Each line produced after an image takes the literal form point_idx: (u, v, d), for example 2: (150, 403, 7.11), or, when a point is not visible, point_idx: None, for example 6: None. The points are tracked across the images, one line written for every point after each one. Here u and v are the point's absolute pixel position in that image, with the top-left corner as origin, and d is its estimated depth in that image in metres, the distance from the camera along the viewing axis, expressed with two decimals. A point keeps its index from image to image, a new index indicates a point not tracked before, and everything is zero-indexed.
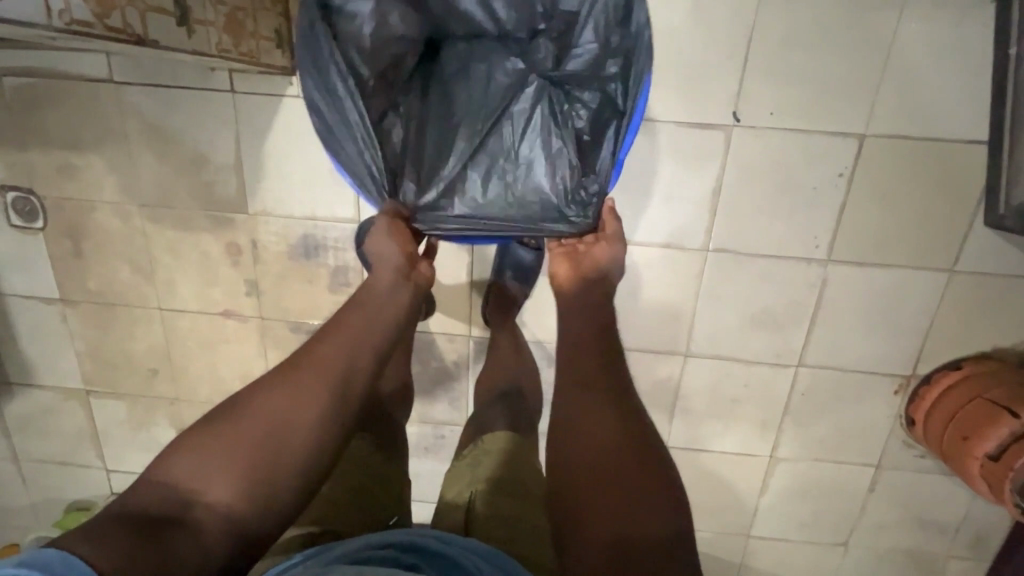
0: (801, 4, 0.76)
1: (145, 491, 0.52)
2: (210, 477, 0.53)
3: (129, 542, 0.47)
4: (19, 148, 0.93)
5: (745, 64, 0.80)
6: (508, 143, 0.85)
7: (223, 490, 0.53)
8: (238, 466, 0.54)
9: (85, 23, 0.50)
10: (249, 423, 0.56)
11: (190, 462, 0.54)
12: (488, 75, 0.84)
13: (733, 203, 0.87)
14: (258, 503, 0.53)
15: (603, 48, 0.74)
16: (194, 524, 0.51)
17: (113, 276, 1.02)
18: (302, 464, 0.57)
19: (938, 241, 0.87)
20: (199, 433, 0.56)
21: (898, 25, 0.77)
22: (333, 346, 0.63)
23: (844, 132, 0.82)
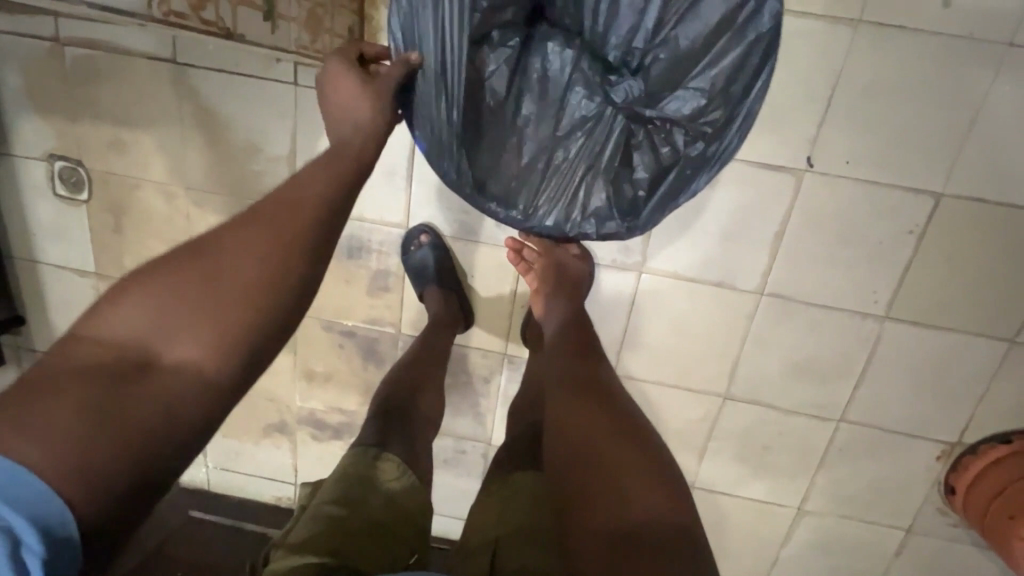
0: (893, 53, 0.73)
1: (79, 347, 0.45)
2: (174, 330, 0.46)
3: (77, 407, 0.41)
4: (72, 119, 0.92)
5: (827, 110, 0.77)
6: (554, 152, 0.80)
7: (191, 346, 0.46)
8: (203, 315, 0.47)
9: (180, 14, 0.52)
10: (215, 271, 0.49)
11: (144, 309, 0.47)
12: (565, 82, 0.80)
13: (794, 248, 0.84)
14: (232, 362, 0.47)
15: (708, 102, 0.70)
16: (149, 390, 0.44)
17: (150, 255, 1.00)
18: (284, 300, 0.50)
19: (1003, 309, 0.84)
20: (149, 281, 0.48)
21: (992, 85, 0.74)
22: (312, 190, 0.55)
23: (920, 189, 0.79)
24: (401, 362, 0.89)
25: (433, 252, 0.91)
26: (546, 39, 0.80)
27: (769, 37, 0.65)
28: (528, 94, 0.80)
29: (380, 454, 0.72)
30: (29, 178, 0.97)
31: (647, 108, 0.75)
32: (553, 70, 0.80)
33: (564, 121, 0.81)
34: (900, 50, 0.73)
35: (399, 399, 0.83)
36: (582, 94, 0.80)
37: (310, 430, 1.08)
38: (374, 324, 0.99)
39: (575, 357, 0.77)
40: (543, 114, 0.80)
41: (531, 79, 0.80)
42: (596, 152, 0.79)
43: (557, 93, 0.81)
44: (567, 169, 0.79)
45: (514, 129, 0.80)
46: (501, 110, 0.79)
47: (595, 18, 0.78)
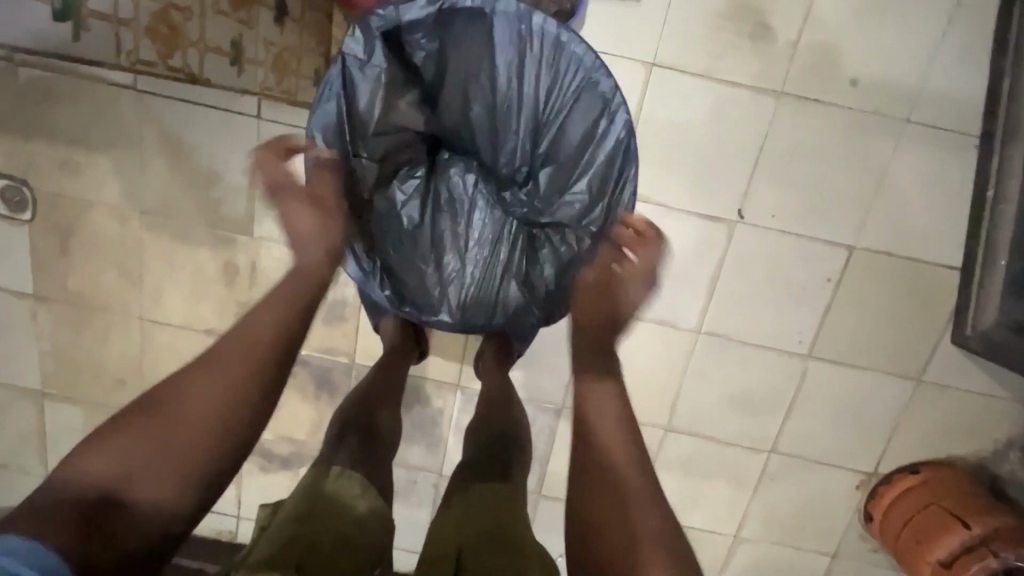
0: (812, 121, 0.83)
1: (65, 483, 0.45)
2: (154, 443, 0.47)
3: (79, 509, 0.43)
4: (21, 138, 0.90)
5: (756, 169, 0.85)
6: (472, 265, 0.85)
7: (172, 457, 0.48)
8: (174, 455, 0.47)
9: (148, 61, 0.68)
10: (187, 392, 0.50)
11: (126, 448, 0.47)
12: (468, 199, 0.86)
13: (728, 290, 0.91)
14: (216, 464, 0.49)
15: (593, 200, 0.76)
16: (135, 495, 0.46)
17: (96, 279, 0.98)
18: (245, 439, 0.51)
19: (909, 350, 0.93)
20: (133, 408, 0.49)
21: (894, 153, 0.84)
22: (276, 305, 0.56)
23: (835, 242, 0.88)
24: (362, 383, 0.85)
25: None
26: (448, 166, 0.85)
27: (627, 137, 0.69)
28: (438, 215, 0.85)
29: (347, 474, 0.66)
30: None
31: (541, 214, 0.82)
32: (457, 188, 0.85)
33: (471, 231, 0.86)
34: (818, 118, 0.83)
35: (357, 412, 0.79)
36: (482, 208, 0.86)
37: (257, 461, 1.06)
38: (327, 354, 0.99)
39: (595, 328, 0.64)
40: (455, 229, 0.86)
41: (440, 203, 0.85)
42: (500, 258, 0.85)
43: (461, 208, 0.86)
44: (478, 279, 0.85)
45: (430, 246, 0.84)
46: (414, 231, 0.83)
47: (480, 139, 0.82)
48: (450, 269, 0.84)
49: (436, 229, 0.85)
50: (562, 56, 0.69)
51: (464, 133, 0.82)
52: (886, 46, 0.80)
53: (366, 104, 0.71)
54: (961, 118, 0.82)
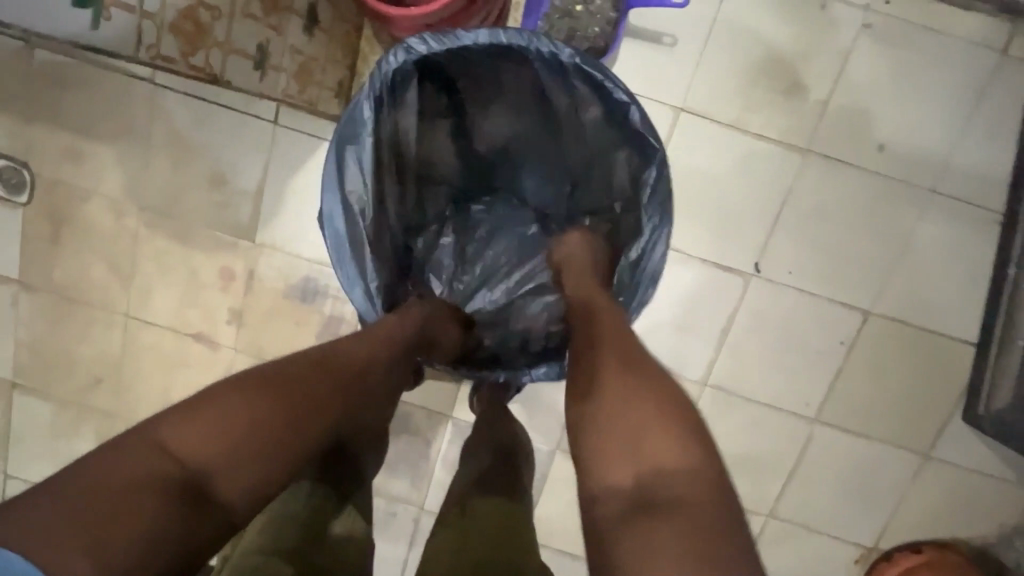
0: (836, 182, 0.82)
1: (139, 457, 0.39)
2: (231, 464, 0.42)
3: (135, 518, 0.36)
4: (27, 121, 0.88)
5: (775, 223, 0.84)
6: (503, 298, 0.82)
7: (240, 484, 0.42)
8: (263, 452, 0.43)
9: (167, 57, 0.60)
10: (274, 409, 0.45)
11: (216, 427, 0.42)
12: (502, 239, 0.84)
13: (738, 344, 0.88)
14: (262, 504, 0.44)
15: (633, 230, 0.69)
16: (195, 520, 0.39)
17: (86, 272, 0.94)
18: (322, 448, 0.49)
19: (918, 424, 0.90)
20: (207, 403, 0.43)
21: (916, 221, 0.82)
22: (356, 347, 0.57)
23: (851, 305, 0.86)
24: None
25: None
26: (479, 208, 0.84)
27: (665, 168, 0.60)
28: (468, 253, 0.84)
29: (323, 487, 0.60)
30: None
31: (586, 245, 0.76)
32: (496, 222, 0.84)
33: (512, 264, 0.83)
34: (843, 179, 0.81)
35: None
36: (526, 235, 0.83)
37: None
38: None
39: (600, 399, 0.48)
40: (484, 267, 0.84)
41: (471, 241, 0.84)
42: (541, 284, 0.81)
43: (503, 241, 0.84)
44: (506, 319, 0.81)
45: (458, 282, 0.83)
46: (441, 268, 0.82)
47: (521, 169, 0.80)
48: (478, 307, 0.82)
49: (463, 269, 0.84)
50: (593, 98, 0.64)
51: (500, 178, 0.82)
52: (916, 115, 0.79)
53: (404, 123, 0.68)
54: (985, 193, 0.81)
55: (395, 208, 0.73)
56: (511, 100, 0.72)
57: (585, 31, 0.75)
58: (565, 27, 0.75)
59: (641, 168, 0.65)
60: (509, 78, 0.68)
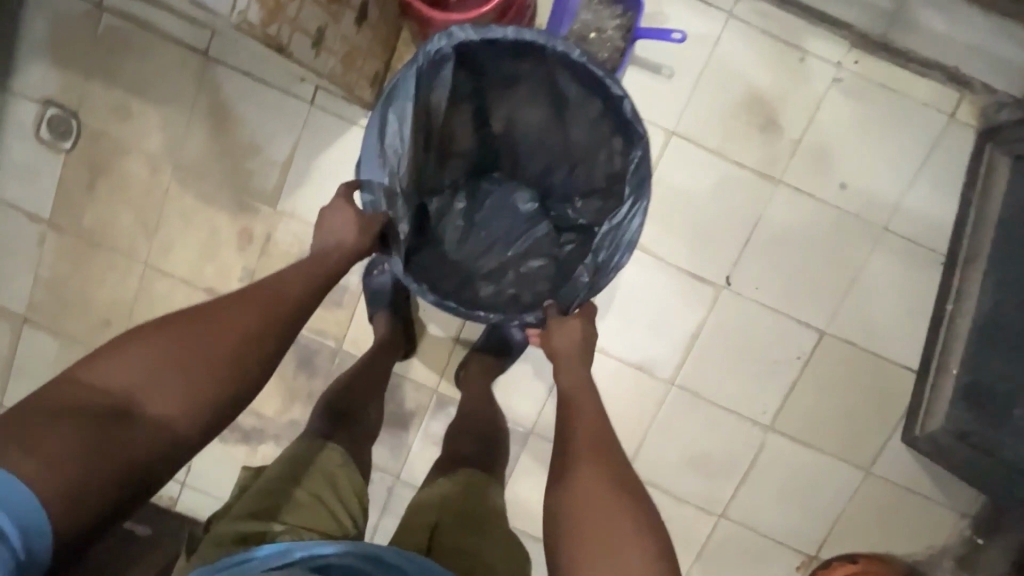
0: (802, 212, 0.92)
1: (75, 390, 0.48)
2: (157, 383, 0.50)
3: (74, 431, 0.45)
4: (84, 75, 0.96)
5: (747, 242, 0.94)
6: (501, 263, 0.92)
7: (171, 400, 0.50)
8: (180, 378, 0.51)
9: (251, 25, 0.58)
10: (194, 341, 0.53)
11: (141, 362, 0.51)
12: (505, 211, 0.94)
13: (705, 349, 0.97)
14: (204, 416, 0.52)
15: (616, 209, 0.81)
16: (132, 434, 0.48)
17: (113, 218, 1.01)
18: (256, 365, 0.56)
19: (861, 440, 0.99)
20: (132, 343, 0.52)
21: (870, 255, 0.93)
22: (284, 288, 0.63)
23: (808, 324, 0.96)
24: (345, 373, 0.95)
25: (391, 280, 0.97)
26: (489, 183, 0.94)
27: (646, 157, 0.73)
28: (474, 220, 0.93)
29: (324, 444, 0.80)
30: (15, 116, 0.98)
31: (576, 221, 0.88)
32: (501, 195, 0.94)
33: (512, 232, 0.93)
34: (808, 210, 0.92)
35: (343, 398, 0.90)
36: (527, 209, 0.94)
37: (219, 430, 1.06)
38: (316, 335, 1.02)
39: (582, 509, 0.59)
40: (488, 234, 0.93)
41: (478, 208, 0.94)
42: (535, 253, 0.92)
43: (507, 212, 0.94)
44: (501, 276, 0.91)
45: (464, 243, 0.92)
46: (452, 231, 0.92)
47: (523, 159, 0.90)
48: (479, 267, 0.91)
49: (468, 232, 0.93)
50: (593, 99, 0.75)
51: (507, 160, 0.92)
52: (876, 161, 0.90)
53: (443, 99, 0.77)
54: (931, 237, 0.92)
55: (431, 161, 0.84)
56: (528, 112, 0.83)
57: (595, 55, 0.86)
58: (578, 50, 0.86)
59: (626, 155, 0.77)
60: (529, 88, 0.79)
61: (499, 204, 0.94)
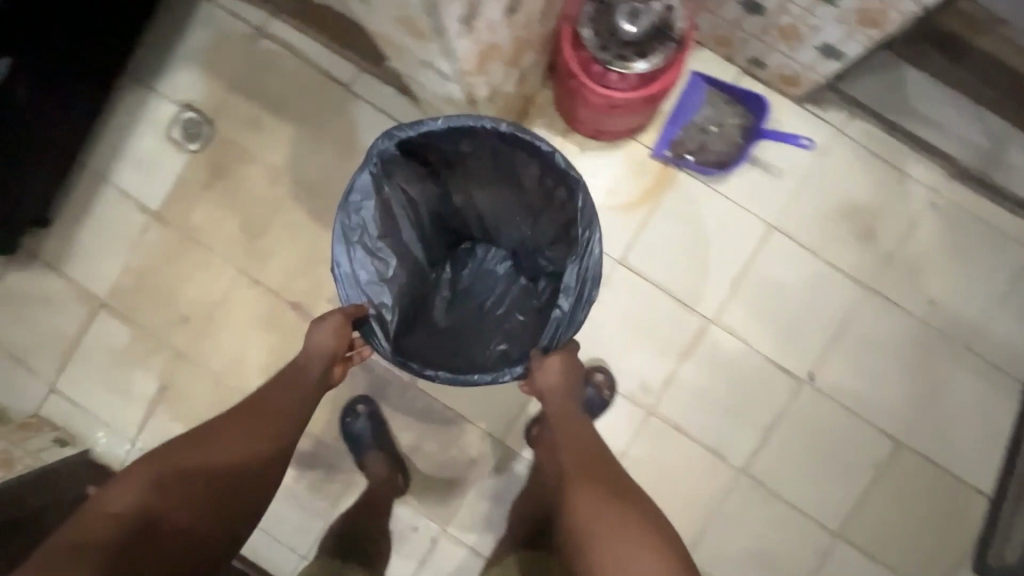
0: (890, 320, 0.95)
1: (92, 522, 0.55)
2: (169, 504, 0.58)
3: (99, 561, 0.52)
4: (228, 88, 1.02)
5: (833, 341, 0.96)
6: (490, 327, 0.88)
7: (181, 517, 0.58)
8: (190, 496, 0.59)
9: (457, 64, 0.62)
10: (202, 459, 0.62)
11: (151, 488, 0.58)
12: (490, 280, 0.92)
13: (781, 441, 0.97)
14: (210, 526, 0.61)
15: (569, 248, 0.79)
16: (150, 552, 0.56)
17: (220, 220, 1.03)
18: (259, 474, 0.65)
19: (931, 563, 0.96)
20: (140, 471, 0.60)
21: (952, 372, 0.95)
22: (279, 395, 0.70)
23: (886, 432, 0.96)
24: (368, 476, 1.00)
25: (369, 422, 1.00)
26: (466, 253, 0.93)
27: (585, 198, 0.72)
28: (459, 291, 0.91)
29: None
30: (154, 113, 1.04)
31: (549, 272, 0.85)
32: (480, 264, 0.93)
33: (496, 296, 0.91)
34: (896, 320, 0.95)
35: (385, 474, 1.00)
36: (506, 273, 0.92)
37: None
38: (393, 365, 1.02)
39: (594, 519, 0.65)
40: (474, 302, 0.91)
41: (461, 280, 0.92)
42: (523, 312, 0.88)
43: (485, 279, 0.92)
44: (493, 338, 0.86)
45: (453, 312, 0.89)
46: (438, 305, 0.89)
47: (492, 224, 0.88)
48: (467, 333, 0.87)
49: (451, 301, 0.90)
50: (530, 159, 0.74)
51: (478, 229, 0.90)
52: (966, 285, 0.95)
53: (406, 194, 0.78)
54: (1012, 364, 0.95)
55: (423, 246, 0.85)
56: (478, 182, 0.81)
57: (712, 148, 0.94)
58: (698, 139, 0.94)
59: (568, 201, 0.76)
60: (473, 162, 0.78)
61: (478, 274, 0.93)
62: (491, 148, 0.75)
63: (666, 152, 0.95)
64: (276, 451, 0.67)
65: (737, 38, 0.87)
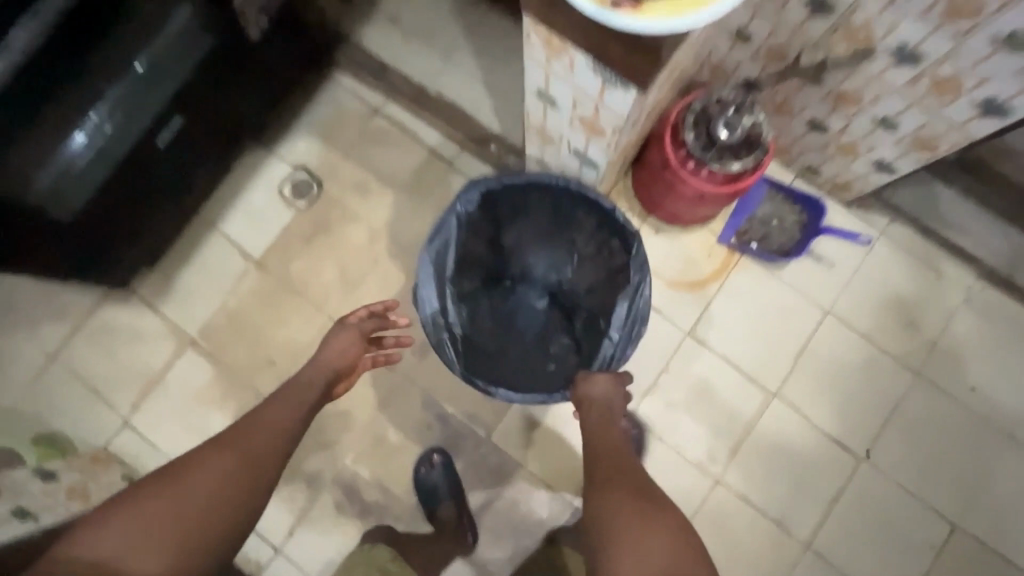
0: (937, 404, 1.03)
1: (50, 571, 0.49)
2: (139, 548, 0.51)
3: None
4: (341, 155, 1.15)
5: (886, 421, 1.03)
6: (529, 359, 0.86)
7: (152, 564, 0.51)
8: (161, 538, 0.52)
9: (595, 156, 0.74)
10: (180, 493, 0.55)
11: (120, 529, 0.52)
12: (522, 313, 0.87)
13: (842, 516, 1.00)
14: (187, 573, 0.53)
15: (614, 285, 0.84)
16: None
17: (317, 270, 1.11)
18: (252, 508, 0.60)
19: None
20: (107, 512, 0.54)
21: (997, 457, 1.02)
22: (275, 416, 0.68)
23: (940, 513, 1.00)
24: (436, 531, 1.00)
25: (442, 473, 1.02)
26: (504, 287, 0.87)
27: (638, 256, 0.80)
28: (495, 323, 0.87)
29: None
30: (269, 172, 1.14)
31: (591, 306, 0.85)
32: (515, 294, 0.87)
33: (529, 331, 0.87)
34: (942, 404, 1.03)
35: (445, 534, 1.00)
36: (542, 306, 0.87)
37: (338, 495, 1.03)
38: (470, 420, 1.05)
39: (612, 513, 0.61)
40: (510, 333, 0.87)
41: (495, 312, 0.87)
42: (558, 345, 0.86)
43: (524, 317, 0.87)
44: (539, 369, 0.85)
45: (493, 341, 0.86)
46: (482, 334, 0.86)
47: (535, 259, 0.86)
48: (512, 362, 0.85)
49: (492, 333, 0.86)
50: (591, 215, 0.82)
51: (514, 262, 0.86)
52: (1003, 376, 1.04)
53: (473, 232, 0.83)
54: None
55: (469, 275, 0.85)
56: (536, 230, 0.85)
57: (774, 240, 1.07)
58: (761, 231, 1.07)
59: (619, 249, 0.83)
60: (536, 212, 0.84)
61: (512, 307, 0.87)
62: (555, 201, 0.82)
63: (732, 239, 1.07)
64: (268, 475, 0.63)
65: (798, 149, 1.02)
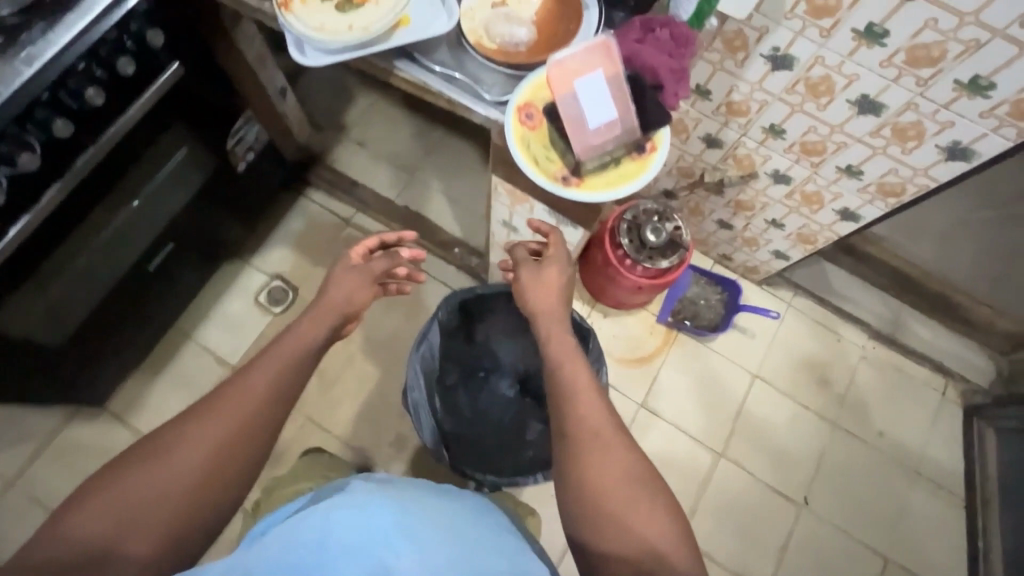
0: (855, 449, 1.20)
1: (42, 549, 0.47)
2: (132, 527, 0.49)
3: None
4: (315, 263, 1.24)
5: (818, 469, 1.18)
6: (504, 444, 0.93)
7: (145, 544, 0.49)
8: (154, 515, 0.50)
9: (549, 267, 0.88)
10: (171, 468, 0.52)
11: (110, 505, 0.49)
12: (495, 400, 0.97)
13: (792, 561, 1.12)
14: (184, 549, 0.51)
15: None
16: None
17: None
18: (244, 482, 0.56)
19: None
20: (94, 488, 0.50)
21: (910, 491, 1.18)
22: (261, 380, 0.60)
23: (873, 548, 1.14)
24: None
25: None
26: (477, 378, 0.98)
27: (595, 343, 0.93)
28: (471, 411, 0.96)
29: None
30: (245, 281, 1.22)
31: None
32: (487, 384, 0.98)
33: (503, 417, 0.96)
34: (859, 449, 1.20)
35: None
36: (513, 393, 0.98)
37: None
38: None
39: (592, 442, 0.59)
40: (486, 420, 0.96)
41: (470, 402, 0.97)
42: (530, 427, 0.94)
43: (499, 405, 0.97)
44: (515, 452, 0.92)
45: (470, 429, 0.94)
46: (461, 422, 0.95)
47: (503, 353, 0.98)
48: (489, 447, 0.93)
49: (469, 420, 0.95)
50: None
51: (485, 356, 0.99)
52: (903, 420, 1.22)
53: (451, 329, 0.94)
54: (953, 483, 1.20)
55: (447, 368, 0.96)
56: (505, 326, 0.97)
57: (704, 316, 1.23)
58: (692, 309, 1.23)
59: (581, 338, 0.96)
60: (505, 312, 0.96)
61: (486, 396, 0.98)
62: None
63: (669, 318, 1.23)
64: (259, 445, 0.57)
65: (713, 241, 1.22)
